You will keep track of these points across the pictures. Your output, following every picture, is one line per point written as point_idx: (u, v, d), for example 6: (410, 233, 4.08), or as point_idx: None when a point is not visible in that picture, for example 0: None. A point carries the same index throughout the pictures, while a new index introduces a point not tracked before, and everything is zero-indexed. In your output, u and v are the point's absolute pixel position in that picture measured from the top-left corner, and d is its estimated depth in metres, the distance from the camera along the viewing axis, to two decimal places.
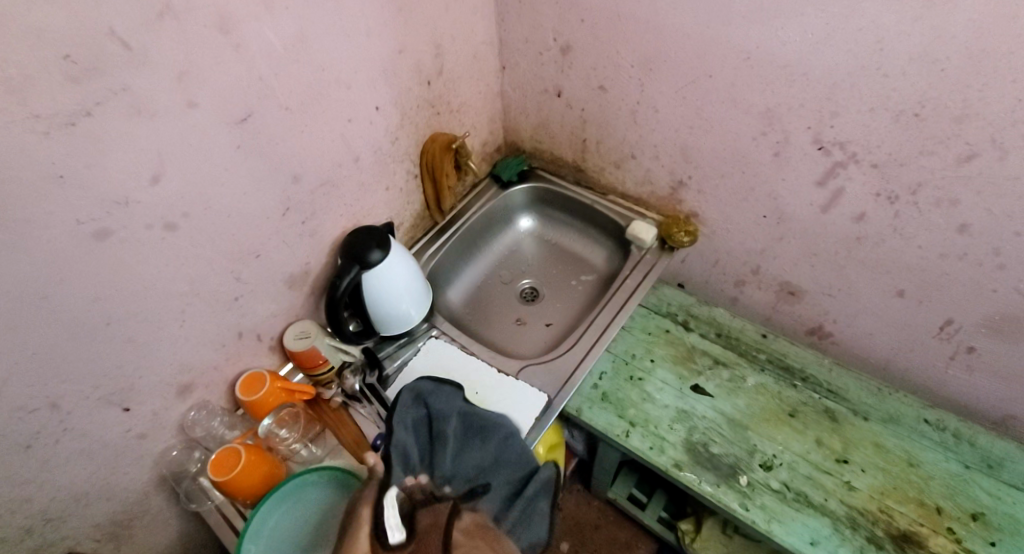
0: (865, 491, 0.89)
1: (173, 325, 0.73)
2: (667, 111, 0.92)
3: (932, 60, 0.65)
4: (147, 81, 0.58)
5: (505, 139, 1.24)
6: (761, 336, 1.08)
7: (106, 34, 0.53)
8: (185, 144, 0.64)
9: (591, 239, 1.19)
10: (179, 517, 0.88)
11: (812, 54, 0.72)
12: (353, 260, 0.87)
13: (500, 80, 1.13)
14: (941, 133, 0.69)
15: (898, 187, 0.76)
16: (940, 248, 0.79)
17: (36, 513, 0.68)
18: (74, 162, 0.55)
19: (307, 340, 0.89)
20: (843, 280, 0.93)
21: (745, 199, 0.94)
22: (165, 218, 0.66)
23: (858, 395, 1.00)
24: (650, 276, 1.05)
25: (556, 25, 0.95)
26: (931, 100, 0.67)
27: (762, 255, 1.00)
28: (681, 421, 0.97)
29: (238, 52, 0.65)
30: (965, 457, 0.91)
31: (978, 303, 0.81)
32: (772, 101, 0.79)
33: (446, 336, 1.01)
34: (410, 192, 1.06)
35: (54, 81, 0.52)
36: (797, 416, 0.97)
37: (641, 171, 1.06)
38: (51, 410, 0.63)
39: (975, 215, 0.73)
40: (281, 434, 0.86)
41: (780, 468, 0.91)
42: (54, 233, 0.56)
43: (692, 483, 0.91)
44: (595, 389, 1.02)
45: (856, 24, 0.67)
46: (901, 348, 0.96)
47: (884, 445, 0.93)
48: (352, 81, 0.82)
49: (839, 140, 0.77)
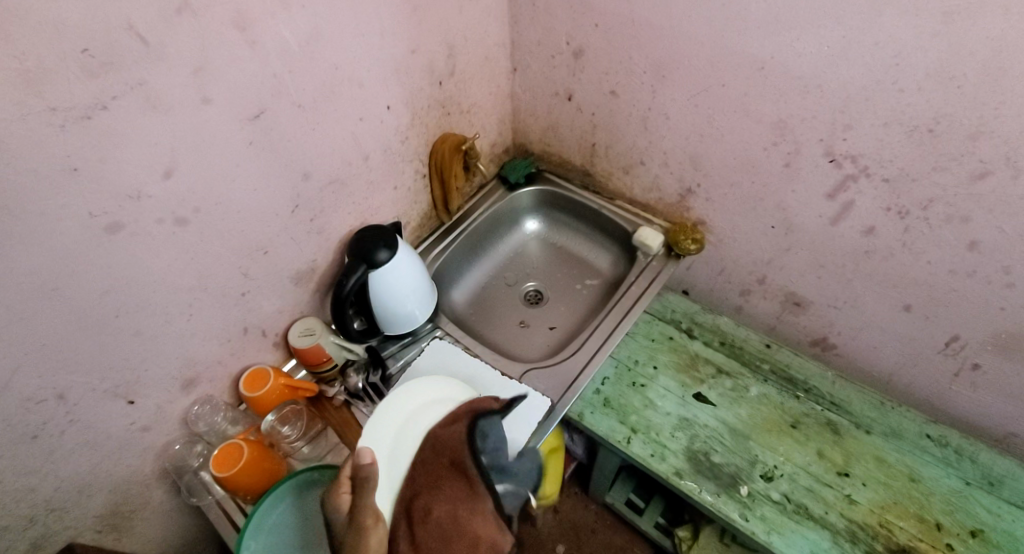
0: (865, 505, 0.88)
1: (180, 319, 0.73)
2: (679, 118, 0.92)
3: (948, 77, 0.65)
4: (162, 76, 0.58)
5: (513, 141, 1.24)
6: (764, 346, 1.08)
7: (124, 28, 0.53)
8: (198, 139, 0.64)
9: (597, 243, 1.19)
10: (179, 511, 0.88)
11: (826, 67, 0.72)
12: (360, 259, 0.87)
13: (511, 81, 1.13)
14: (954, 150, 0.69)
15: (909, 202, 0.76)
16: (949, 264, 0.79)
17: (39, 503, 0.68)
18: (88, 156, 0.55)
19: (311, 337, 0.89)
20: (849, 293, 0.93)
21: (754, 208, 0.94)
22: (176, 212, 0.66)
23: (861, 408, 1.00)
24: (656, 282, 1.05)
25: (569, 30, 0.95)
26: (945, 117, 0.67)
27: (769, 265, 1.00)
28: (682, 429, 0.97)
29: (253, 48, 0.65)
30: (967, 473, 0.91)
31: (985, 320, 0.81)
32: (785, 112, 0.79)
33: (450, 337, 1.01)
34: (418, 191, 1.06)
35: (73, 75, 0.52)
36: (798, 428, 0.97)
37: (650, 178, 1.06)
38: (58, 401, 0.64)
39: (986, 233, 0.73)
40: (284, 431, 0.86)
41: (781, 479, 0.91)
42: (67, 226, 0.57)
43: (693, 492, 0.90)
44: (597, 394, 1.02)
45: (872, 39, 0.67)
46: (906, 362, 0.95)
47: (885, 459, 0.93)
48: (365, 80, 0.82)
49: (851, 153, 0.77)
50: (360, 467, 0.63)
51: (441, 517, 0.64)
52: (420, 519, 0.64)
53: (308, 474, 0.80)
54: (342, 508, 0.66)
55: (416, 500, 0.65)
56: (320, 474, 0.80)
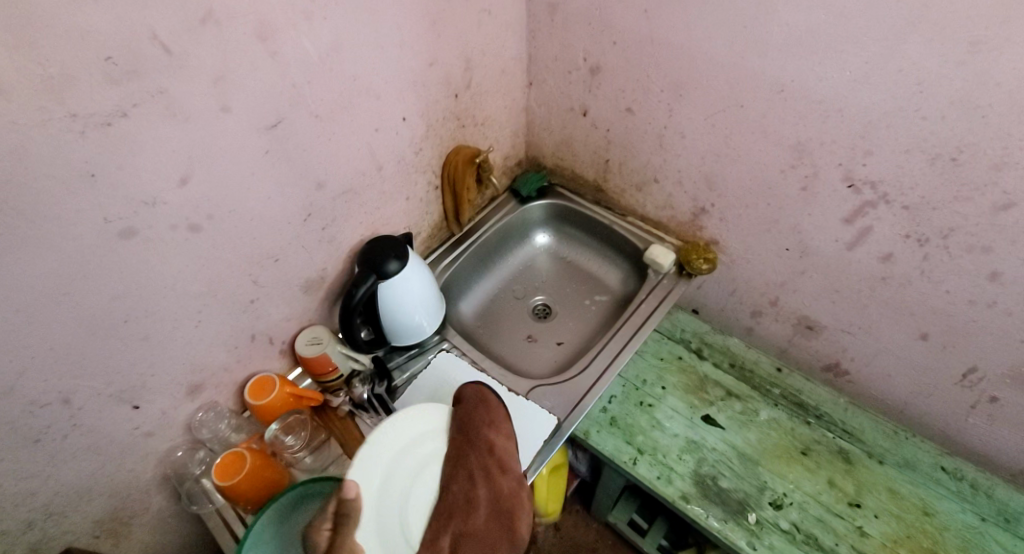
0: (877, 538, 0.86)
1: (189, 324, 0.72)
2: (694, 137, 0.91)
3: (972, 106, 0.64)
4: (184, 84, 0.58)
5: (527, 154, 1.24)
6: (775, 369, 1.07)
7: (148, 37, 0.53)
8: (214, 148, 0.64)
9: (607, 260, 1.18)
10: (178, 517, 0.87)
11: (847, 91, 0.71)
12: (370, 269, 0.86)
13: (526, 96, 1.13)
14: (977, 180, 0.68)
15: (929, 230, 0.75)
16: (969, 294, 0.77)
17: (40, 507, 0.67)
18: (106, 161, 0.55)
19: (319, 346, 0.89)
20: (864, 319, 0.91)
21: (768, 230, 0.93)
22: (190, 219, 0.65)
23: (873, 436, 0.97)
24: (666, 302, 1.03)
25: (587, 46, 0.95)
26: (969, 146, 0.66)
27: (782, 287, 0.99)
28: (690, 451, 0.96)
29: (274, 59, 0.65)
30: (982, 509, 0.89)
31: (1003, 352, 0.79)
32: (803, 135, 0.79)
33: (457, 349, 1.00)
34: (430, 202, 1.06)
35: (94, 82, 0.52)
36: (809, 455, 0.95)
37: (663, 196, 1.05)
38: (63, 405, 0.63)
39: (1009, 265, 0.71)
40: (286, 441, 0.85)
41: (790, 508, 0.89)
42: (81, 231, 0.56)
43: (700, 517, 0.89)
44: (604, 412, 1.01)
45: (895, 65, 0.66)
46: (920, 392, 0.93)
47: (897, 491, 0.91)
48: (382, 92, 0.82)
49: (870, 179, 0.76)
50: (344, 502, 0.64)
51: (496, 443, 0.74)
52: (495, 468, 0.72)
53: (309, 486, 0.78)
54: (318, 546, 0.63)
55: (466, 420, 0.75)
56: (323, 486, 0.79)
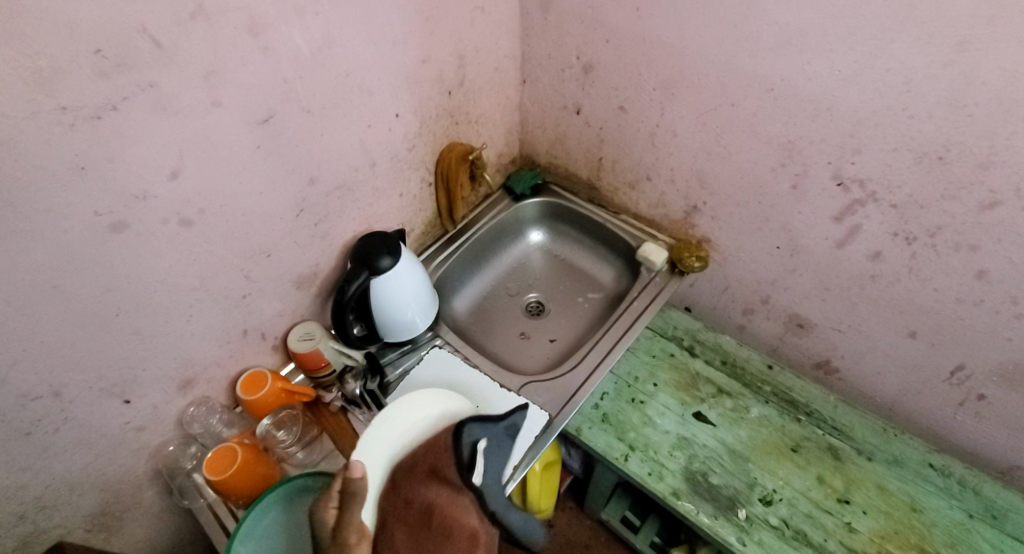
0: (865, 534, 0.87)
1: (181, 319, 0.73)
2: (686, 136, 0.92)
3: (959, 105, 0.64)
4: (174, 78, 0.58)
5: (521, 152, 1.24)
6: (766, 367, 1.07)
7: (138, 31, 0.54)
8: (206, 142, 0.64)
9: (601, 257, 1.19)
10: (170, 512, 0.87)
11: (836, 90, 0.72)
12: (363, 264, 0.86)
13: (520, 93, 1.13)
14: (963, 179, 0.68)
15: (917, 228, 0.75)
16: (956, 292, 0.78)
17: (30, 500, 0.67)
18: (96, 154, 0.55)
19: (312, 341, 0.88)
20: (853, 317, 0.92)
21: (759, 228, 0.93)
22: (181, 213, 0.65)
23: (863, 433, 0.98)
24: (658, 299, 1.04)
25: (580, 44, 0.95)
26: (956, 145, 0.67)
27: (773, 285, 0.99)
28: (681, 448, 0.96)
29: (266, 54, 0.65)
30: (970, 505, 0.90)
31: (990, 349, 0.80)
32: (793, 134, 0.79)
33: (449, 346, 1.00)
34: (423, 198, 1.06)
35: (84, 75, 0.52)
36: (799, 452, 0.95)
37: (655, 194, 1.06)
38: (54, 399, 0.63)
39: (995, 263, 0.72)
40: (279, 436, 0.86)
41: (780, 504, 0.90)
42: (71, 224, 0.56)
43: (690, 513, 0.90)
44: (595, 409, 1.01)
45: (883, 64, 0.67)
46: (909, 389, 0.94)
47: (886, 488, 0.92)
48: (374, 88, 0.82)
49: (859, 177, 0.76)
50: (350, 480, 0.66)
51: (436, 505, 0.69)
52: (437, 534, 0.68)
53: (299, 481, 0.79)
54: (326, 523, 0.66)
55: (400, 489, 0.70)
56: (312, 481, 0.80)
